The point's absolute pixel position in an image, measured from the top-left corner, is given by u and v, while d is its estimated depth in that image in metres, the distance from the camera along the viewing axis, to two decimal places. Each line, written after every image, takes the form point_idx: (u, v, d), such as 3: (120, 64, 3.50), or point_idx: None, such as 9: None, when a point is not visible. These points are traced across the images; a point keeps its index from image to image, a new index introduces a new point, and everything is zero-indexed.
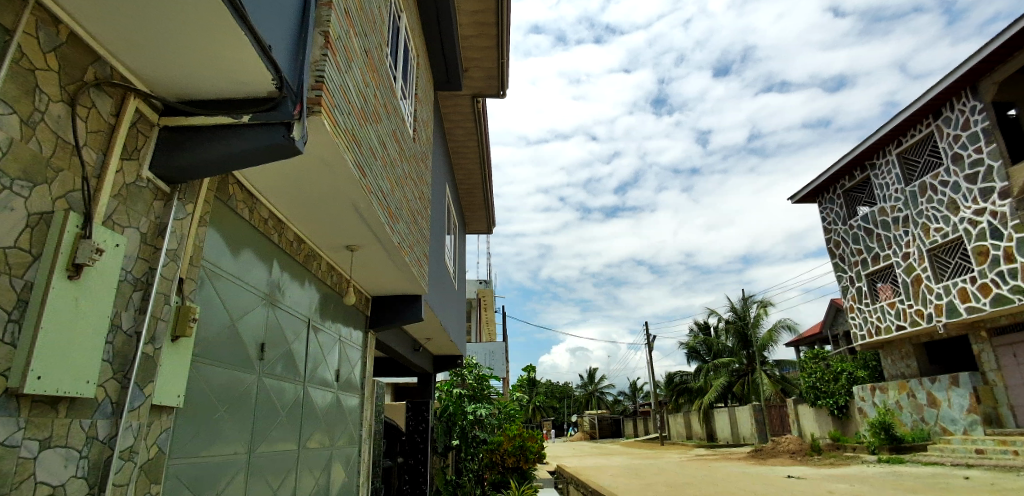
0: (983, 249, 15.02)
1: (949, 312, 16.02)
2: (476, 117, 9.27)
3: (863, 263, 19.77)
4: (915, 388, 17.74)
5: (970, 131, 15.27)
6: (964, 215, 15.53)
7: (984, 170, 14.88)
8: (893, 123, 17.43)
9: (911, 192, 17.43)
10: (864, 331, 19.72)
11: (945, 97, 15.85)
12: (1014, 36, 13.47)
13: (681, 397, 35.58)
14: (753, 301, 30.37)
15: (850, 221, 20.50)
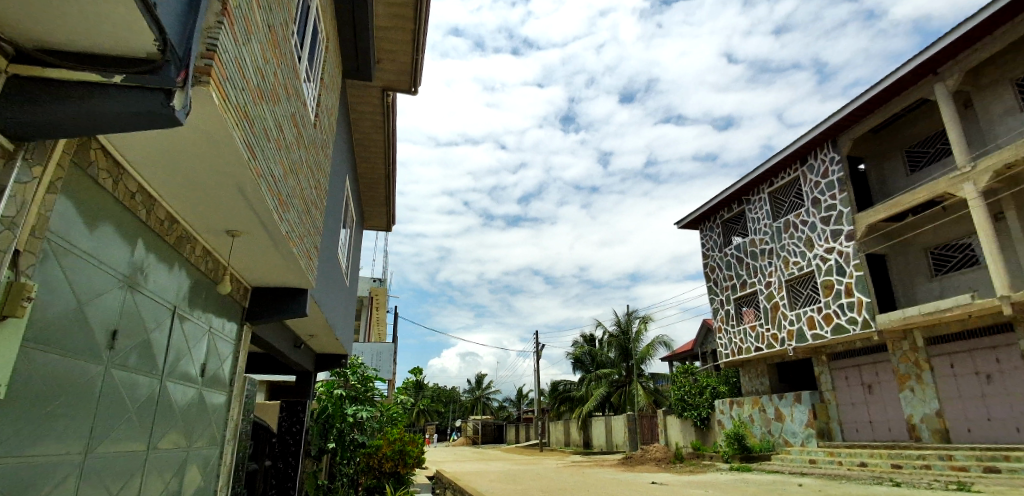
0: (829, 283, 17.18)
1: (798, 337, 18.10)
2: (385, 111, 9.04)
3: (732, 288, 21.78)
4: (765, 403, 19.70)
5: (828, 179, 17.43)
6: (817, 253, 17.67)
7: (836, 215, 17.03)
8: (768, 165, 19.44)
9: (777, 228, 19.52)
10: (728, 350, 21.71)
11: (811, 147, 17.97)
12: (868, 100, 15.60)
13: (563, 405, 36.91)
14: (635, 317, 32.31)
15: (725, 249, 22.52)
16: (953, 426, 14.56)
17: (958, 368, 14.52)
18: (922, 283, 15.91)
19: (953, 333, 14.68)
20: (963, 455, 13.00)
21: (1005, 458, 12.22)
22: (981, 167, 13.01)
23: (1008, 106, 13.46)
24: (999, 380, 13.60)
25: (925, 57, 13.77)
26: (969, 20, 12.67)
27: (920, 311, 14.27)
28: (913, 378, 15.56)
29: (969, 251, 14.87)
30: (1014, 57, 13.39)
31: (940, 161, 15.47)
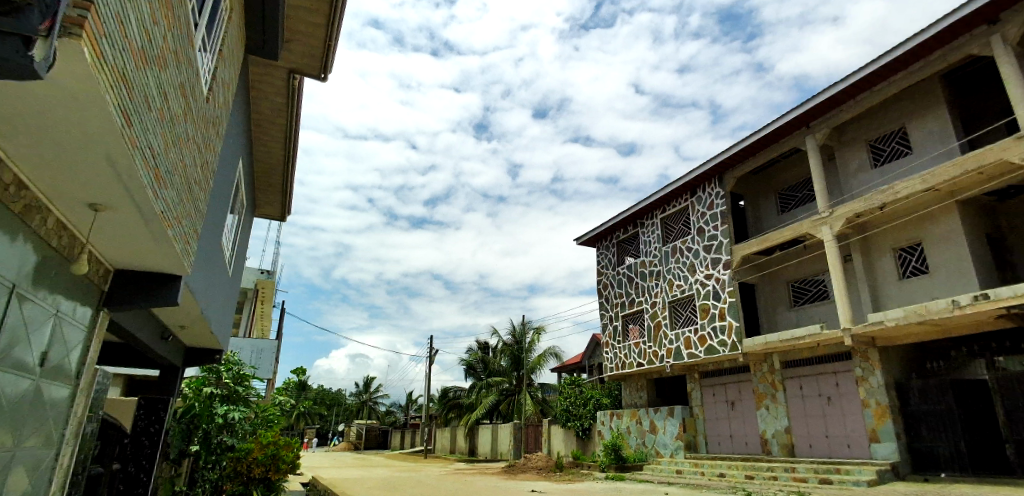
0: (706, 306, 18.68)
1: (676, 355, 19.48)
2: (289, 94, 8.55)
3: (621, 305, 23.00)
4: (642, 416, 20.92)
5: (712, 211, 19.01)
6: (698, 278, 19.17)
7: (717, 244, 18.61)
8: (662, 192, 20.83)
9: (665, 252, 20.93)
10: (612, 364, 22.83)
11: (700, 180, 19.51)
12: (751, 144, 17.26)
13: (452, 411, 36.74)
14: (530, 328, 33.02)
15: (618, 267, 23.76)
16: (797, 441, 16.37)
17: (806, 390, 16.38)
18: (783, 312, 17.81)
19: (804, 358, 16.55)
20: (804, 467, 14.66)
21: (836, 471, 13.94)
22: (837, 214, 14.85)
23: (861, 163, 15.53)
24: (836, 402, 15.52)
25: (800, 111, 15.50)
26: (837, 84, 14.46)
27: (779, 337, 15.94)
28: (768, 398, 17.33)
29: (822, 286, 16.89)
30: (869, 122, 15.49)
31: (805, 205, 17.46)
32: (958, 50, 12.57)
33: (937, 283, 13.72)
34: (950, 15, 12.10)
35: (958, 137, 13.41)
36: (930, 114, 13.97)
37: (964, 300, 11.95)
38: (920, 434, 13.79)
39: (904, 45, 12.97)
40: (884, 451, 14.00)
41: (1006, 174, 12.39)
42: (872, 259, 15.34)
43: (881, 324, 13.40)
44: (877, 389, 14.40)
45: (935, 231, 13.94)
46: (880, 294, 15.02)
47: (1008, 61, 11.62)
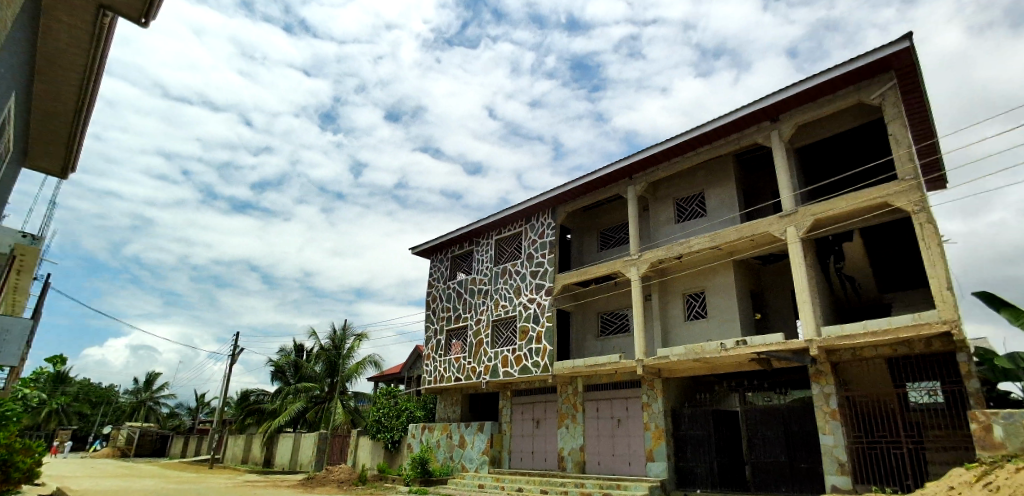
0: (525, 328, 19.73)
1: (492, 372, 20.19)
2: (95, 35, 7.20)
3: (447, 319, 23.22)
4: (453, 430, 21.17)
5: (543, 240, 20.28)
6: (522, 300, 20.20)
7: (542, 271, 19.85)
8: (500, 215, 21.65)
9: (496, 272, 21.71)
10: (431, 377, 22.84)
11: (536, 209, 20.71)
12: (583, 184, 18.85)
13: (249, 417, 33.40)
14: (351, 333, 31.66)
15: (449, 281, 24.01)
16: (588, 458, 17.96)
17: (601, 412, 18.09)
18: (591, 340, 19.57)
19: (603, 383, 18.29)
20: (592, 483, 16.10)
21: (617, 486, 15.55)
22: (645, 257, 16.85)
23: (668, 217, 17.89)
24: (624, 424, 17.38)
25: (627, 163, 17.37)
26: (658, 145, 16.52)
27: (585, 363, 17.42)
28: (569, 417, 18.78)
29: (625, 319, 18.95)
30: (678, 182, 17.95)
31: (620, 246, 19.52)
32: (748, 137, 15.27)
33: (712, 327, 16.26)
34: (746, 107, 14.65)
35: (740, 208, 16.19)
36: (723, 185, 16.69)
37: (729, 343, 14.31)
38: (685, 455, 16.03)
39: (711, 124, 15.35)
40: (656, 469, 16.02)
41: (768, 244, 15.26)
42: (667, 300, 17.65)
43: (667, 358, 15.42)
44: (657, 414, 16.47)
45: (715, 283, 16.55)
46: (669, 331, 17.31)
47: (780, 153, 14.41)
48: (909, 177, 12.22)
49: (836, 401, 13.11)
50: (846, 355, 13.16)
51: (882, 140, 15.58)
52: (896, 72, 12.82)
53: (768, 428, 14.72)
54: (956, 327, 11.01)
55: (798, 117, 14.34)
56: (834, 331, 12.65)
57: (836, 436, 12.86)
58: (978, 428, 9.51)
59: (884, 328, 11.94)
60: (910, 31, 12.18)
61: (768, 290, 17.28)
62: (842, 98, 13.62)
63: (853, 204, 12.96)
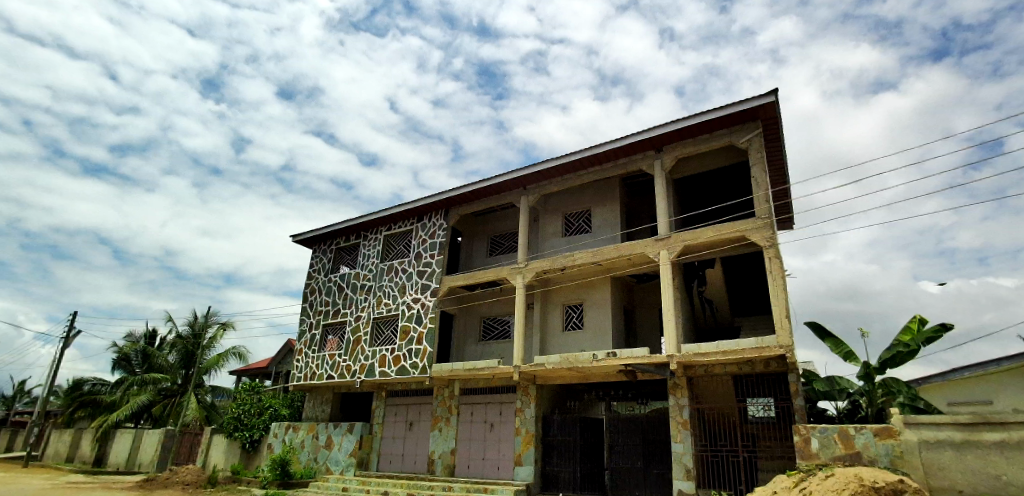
0: (407, 328, 19.35)
1: (368, 371, 19.53)
2: None
3: (325, 313, 22.11)
4: (320, 430, 20.11)
5: (433, 240, 20.09)
6: (406, 299, 19.80)
7: (429, 271, 19.63)
8: (391, 211, 21.07)
9: (381, 269, 21.09)
10: (301, 374, 21.57)
11: (428, 209, 20.46)
12: (477, 189, 18.95)
13: (81, 410, 29.29)
14: (214, 322, 29.01)
15: (330, 274, 22.90)
16: (458, 462, 17.96)
17: (475, 416, 18.20)
18: (471, 344, 19.68)
19: (480, 387, 18.42)
20: (460, 486, 16.13)
21: (484, 490, 15.71)
22: (530, 267, 17.31)
23: (556, 230, 18.56)
24: (496, 428, 17.62)
25: (522, 173, 17.76)
26: (553, 160, 17.09)
27: (464, 366, 17.45)
28: (443, 420, 18.68)
29: (506, 325, 19.31)
30: (567, 198, 18.68)
31: (508, 253, 19.89)
32: (634, 163, 16.31)
33: (586, 338, 17.08)
34: (635, 135, 15.63)
35: (621, 228, 17.22)
36: (608, 205, 17.65)
37: (601, 354, 15.07)
38: (551, 460, 16.60)
39: (603, 146, 16.18)
40: (523, 473, 16.39)
41: (643, 264, 16.38)
42: (547, 310, 18.25)
43: (543, 365, 15.91)
44: (529, 419, 16.90)
45: (593, 297, 17.42)
46: (547, 340, 17.89)
47: (660, 182, 15.56)
48: (764, 216, 13.76)
49: (688, 412, 14.38)
50: (699, 371, 14.47)
51: (746, 180, 17.42)
52: (761, 121, 14.40)
53: (628, 436, 15.70)
54: (789, 351, 12.52)
55: (678, 150, 15.59)
56: (692, 349, 13.83)
57: (686, 444, 14.10)
58: (799, 440, 10.87)
59: (732, 348, 13.27)
60: (776, 87, 13.77)
61: (639, 307, 18.51)
62: (717, 138, 15.03)
63: (717, 235, 14.31)
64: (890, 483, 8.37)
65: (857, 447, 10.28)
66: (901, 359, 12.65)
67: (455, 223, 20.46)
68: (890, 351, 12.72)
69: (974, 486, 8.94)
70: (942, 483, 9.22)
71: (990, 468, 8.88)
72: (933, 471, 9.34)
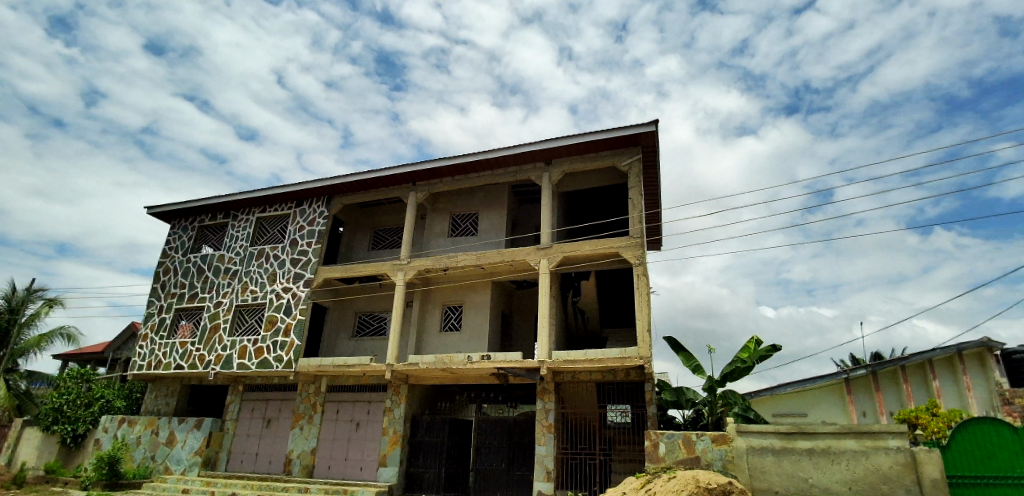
0: (273, 318, 18.09)
1: (224, 363, 17.96)
2: None
3: (179, 297, 19.99)
4: (161, 425, 18.14)
5: (312, 228, 19.05)
6: (275, 288, 18.54)
7: (305, 260, 18.58)
8: (267, 192, 19.59)
9: (250, 253, 19.53)
10: (143, 362, 19.28)
11: (309, 195, 19.36)
12: (365, 180, 18.26)
13: None
14: (39, 297, 25.01)
15: (190, 254, 20.75)
16: (319, 462, 17.11)
17: (341, 414, 17.46)
18: (344, 339, 18.90)
19: (348, 385, 17.71)
20: (317, 488, 15.38)
21: (343, 491, 15.12)
22: (413, 264, 17.04)
23: (442, 229, 18.46)
24: (362, 428, 17.04)
25: (412, 169, 17.44)
26: (445, 159, 16.99)
27: (333, 362, 16.68)
28: (305, 418, 17.70)
29: (382, 322, 18.82)
30: (456, 199, 18.68)
31: (391, 248, 19.43)
32: (524, 172, 16.74)
33: (463, 340, 17.16)
34: (527, 145, 16.05)
35: (506, 234, 17.55)
36: (496, 210, 17.93)
37: (475, 356, 15.19)
38: (416, 461, 16.39)
39: (495, 152, 16.40)
40: (386, 474, 15.98)
41: (524, 271, 16.83)
42: (426, 309, 18.06)
43: (416, 365, 15.69)
44: (397, 419, 16.54)
45: (473, 299, 17.54)
46: (423, 340, 17.67)
47: (546, 193, 16.11)
48: (636, 235, 14.77)
49: (553, 416, 14.91)
50: (567, 377, 15.14)
51: (624, 201, 18.62)
52: (642, 148, 15.48)
53: (495, 438, 15.97)
54: (646, 362, 13.54)
55: (566, 165, 16.27)
56: (562, 356, 14.42)
57: (549, 447, 14.65)
58: (649, 444, 11.76)
59: (598, 357, 14.04)
60: (657, 118, 14.89)
61: (517, 312, 18.98)
62: (601, 158, 15.90)
63: (594, 249, 15.10)
64: (720, 485, 9.35)
65: (697, 451, 11.31)
66: (739, 374, 14.20)
67: (338, 212, 19.57)
68: (731, 366, 14.25)
69: (786, 487, 10.29)
70: (762, 484, 10.48)
71: (800, 471, 10.27)
72: (755, 473, 10.58)
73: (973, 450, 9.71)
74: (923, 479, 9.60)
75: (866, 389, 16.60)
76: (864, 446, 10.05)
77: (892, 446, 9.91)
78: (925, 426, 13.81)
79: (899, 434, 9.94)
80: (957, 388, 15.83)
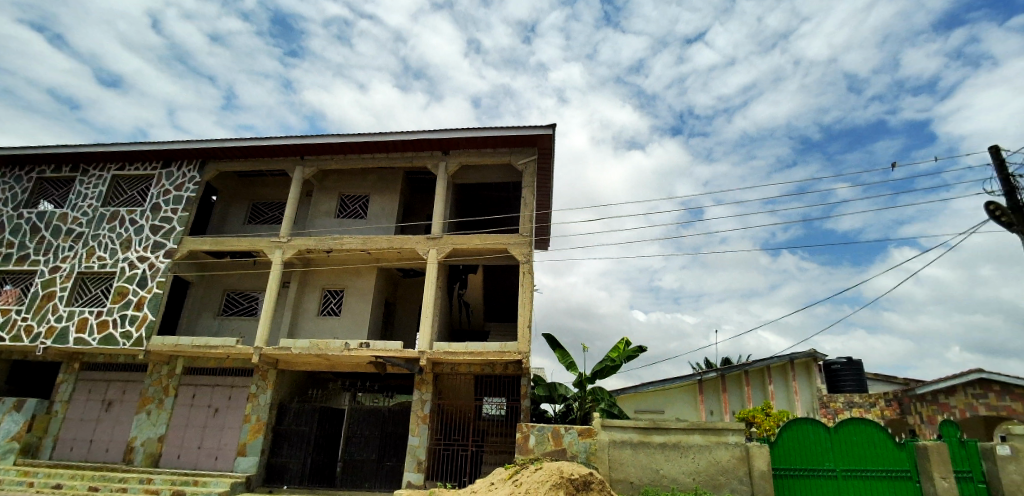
0: (123, 290, 16.13)
1: (57, 336, 15.70)
2: None
3: (3, 257, 17.12)
4: None
5: (179, 193, 17.28)
6: (129, 256, 16.56)
7: (167, 228, 16.82)
8: (127, 147, 17.37)
9: (100, 214, 17.23)
10: None
11: (179, 156, 17.50)
12: (246, 147, 16.86)
13: None
14: None
15: (21, 209, 17.83)
16: (166, 451, 15.56)
17: (197, 399, 16.02)
18: (207, 318, 17.36)
19: (208, 367, 16.27)
20: (162, 479, 13.98)
21: (193, 483, 13.93)
22: (293, 243, 16.07)
23: (328, 209, 17.59)
24: (221, 414, 15.76)
25: (301, 142, 16.41)
26: (338, 136, 16.19)
27: (193, 343, 15.24)
28: (154, 402, 16.00)
29: (253, 302, 17.55)
30: (347, 179, 17.89)
31: (270, 224, 18.17)
32: (420, 160, 16.46)
33: (341, 326, 16.51)
34: (425, 133, 15.78)
35: (397, 220, 17.16)
36: (388, 195, 17.45)
37: (353, 343, 14.69)
38: (280, 451, 15.50)
39: (392, 135, 15.94)
40: (244, 465, 14.92)
41: (412, 259, 16.58)
42: (304, 292, 17.13)
43: (288, 350, 14.83)
44: (261, 406, 15.51)
45: (355, 285, 16.94)
46: (297, 323, 16.74)
47: (441, 183, 15.98)
48: (525, 234, 15.14)
49: (428, 407, 14.90)
50: (447, 368, 15.05)
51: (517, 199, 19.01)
52: (538, 149, 15.89)
53: (367, 428, 15.58)
54: (524, 357, 13.94)
55: (463, 157, 16.25)
56: (443, 347, 14.38)
57: (421, 438, 14.59)
58: (520, 436, 12.13)
59: (478, 350, 14.21)
60: (554, 122, 15.36)
61: (401, 301, 18.64)
62: (499, 155, 16.09)
63: (483, 244, 15.24)
64: (582, 476, 9.88)
65: (564, 443, 11.87)
66: (608, 372, 15.13)
67: (212, 180, 17.93)
68: (601, 364, 15.12)
69: (640, 478, 11.14)
70: (619, 475, 11.25)
71: (653, 463, 11.16)
72: (615, 465, 11.32)
73: (794, 446, 11.16)
74: (753, 471, 10.88)
75: (715, 389, 18.33)
76: (709, 441, 11.17)
77: (732, 441, 11.11)
78: (760, 424, 15.64)
79: (738, 430, 11.19)
80: (786, 391, 18.23)
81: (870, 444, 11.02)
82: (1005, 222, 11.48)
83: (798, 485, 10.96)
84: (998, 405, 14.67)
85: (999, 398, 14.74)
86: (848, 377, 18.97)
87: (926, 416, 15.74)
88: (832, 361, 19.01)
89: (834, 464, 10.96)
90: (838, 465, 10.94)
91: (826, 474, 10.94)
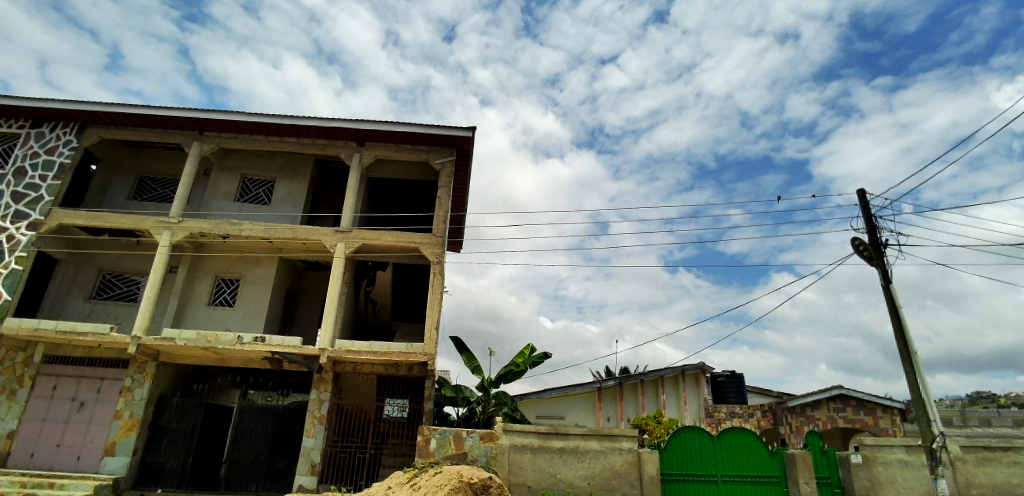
0: None
1: None
2: None
3: None
4: None
5: (51, 158, 15.35)
6: None
7: (32, 197, 14.91)
8: None
9: None
10: None
11: (53, 116, 15.52)
12: (135, 115, 15.18)
13: None
14: None
15: None
16: (15, 449, 13.61)
17: (58, 391, 14.19)
18: (75, 301, 15.44)
19: (75, 356, 14.47)
20: (8, 481, 12.35)
21: (48, 485, 12.39)
22: (185, 225, 14.74)
23: (228, 191, 16.34)
24: (86, 409, 14.06)
25: (201, 116, 15.11)
26: (244, 115, 15.12)
27: (56, 328, 13.46)
28: (4, 393, 13.96)
29: (133, 287, 15.87)
30: (252, 161, 16.74)
31: (160, 202, 16.57)
32: (334, 148, 15.78)
33: (235, 318, 15.39)
34: (340, 121, 15.13)
35: (303, 208, 16.32)
36: (296, 181, 16.57)
37: (247, 337, 13.70)
38: (156, 451, 14.07)
39: (304, 119, 15.13)
40: (112, 465, 13.38)
41: (318, 252, 15.83)
42: (194, 278, 15.77)
43: (171, 341, 13.56)
44: (135, 401, 14.00)
45: (254, 274, 15.86)
46: (183, 312, 15.36)
47: (354, 174, 15.41)
48: (438, 234, 14.97)
49: (326, 407, 14.14)
50: (348, 367, 14.43)
51: (431, 198, 18.78)
52: (457, 150, 15.81)
53: (258, 427, 14.62)
54: (429, 359, 13.69)
55: (380, 151, 15.79)
56: (345, 345, 13.78)
57: (317, 439, 13.83)
58: (421, 439, 11.92)
59: (383, 349, 13.75)
60: (474, 125, 15.34)
61: (303, 294, 17.76)
62: (416, 152, 15.81)
63: (392, 241, 14.84)
64: (481, 480, 9.86)
65: (465, 447, 11.80)
66: (511, 376, 15.28)
67: (93, 147, 16.06)
68: (506, 369, 15.25)
69: (538, 481, 11.34)
70: (517, 479, 11.38)
71: (551, 468, 11.41)
72: (513, 468, 11.43)
73: (681, 452, 11.90)
74: (643, 476, 11.44)
75: (612, 397, 19.04)
76: (604, 446, 11.60)
77: (625, 447, 11.61)
78: (651, 431, 16.59)
79: (631, 437, 11.72)
80: (676, 400, 19.39)
81: (747, 451, 11.98)
82: (866, 257, 13.00)
83: (682, 488, 11.67)
84: (854, 418, 16.73)
85: (854, 412, 16.81)
86: (731, 388, 20.60)
87: (796, 427, 17.27)
88: (719, 373, 20.57)
89: (715, 470, 11.80)
90: (719, 470, 11.80)
91: (707, 479, 11.75)
